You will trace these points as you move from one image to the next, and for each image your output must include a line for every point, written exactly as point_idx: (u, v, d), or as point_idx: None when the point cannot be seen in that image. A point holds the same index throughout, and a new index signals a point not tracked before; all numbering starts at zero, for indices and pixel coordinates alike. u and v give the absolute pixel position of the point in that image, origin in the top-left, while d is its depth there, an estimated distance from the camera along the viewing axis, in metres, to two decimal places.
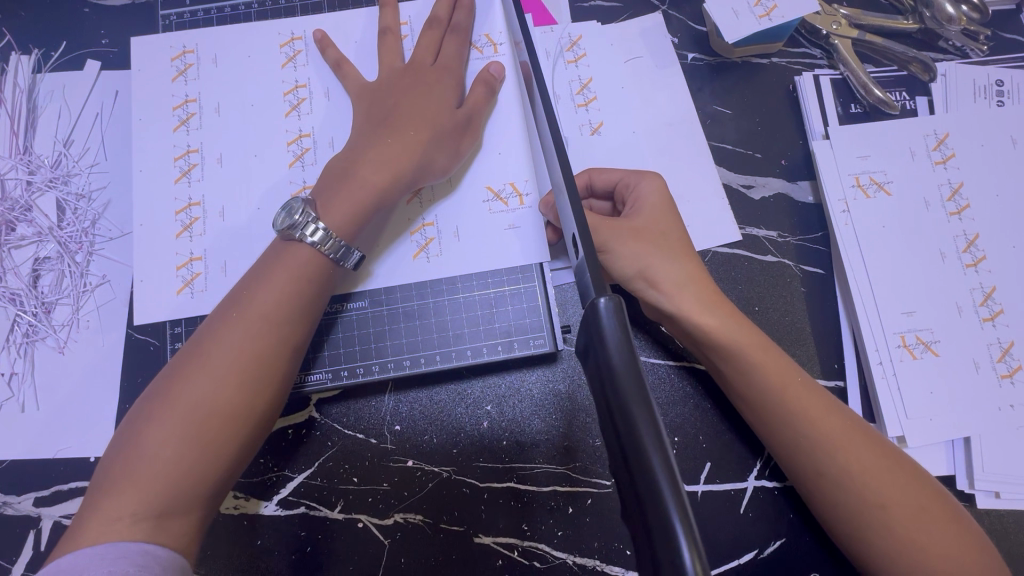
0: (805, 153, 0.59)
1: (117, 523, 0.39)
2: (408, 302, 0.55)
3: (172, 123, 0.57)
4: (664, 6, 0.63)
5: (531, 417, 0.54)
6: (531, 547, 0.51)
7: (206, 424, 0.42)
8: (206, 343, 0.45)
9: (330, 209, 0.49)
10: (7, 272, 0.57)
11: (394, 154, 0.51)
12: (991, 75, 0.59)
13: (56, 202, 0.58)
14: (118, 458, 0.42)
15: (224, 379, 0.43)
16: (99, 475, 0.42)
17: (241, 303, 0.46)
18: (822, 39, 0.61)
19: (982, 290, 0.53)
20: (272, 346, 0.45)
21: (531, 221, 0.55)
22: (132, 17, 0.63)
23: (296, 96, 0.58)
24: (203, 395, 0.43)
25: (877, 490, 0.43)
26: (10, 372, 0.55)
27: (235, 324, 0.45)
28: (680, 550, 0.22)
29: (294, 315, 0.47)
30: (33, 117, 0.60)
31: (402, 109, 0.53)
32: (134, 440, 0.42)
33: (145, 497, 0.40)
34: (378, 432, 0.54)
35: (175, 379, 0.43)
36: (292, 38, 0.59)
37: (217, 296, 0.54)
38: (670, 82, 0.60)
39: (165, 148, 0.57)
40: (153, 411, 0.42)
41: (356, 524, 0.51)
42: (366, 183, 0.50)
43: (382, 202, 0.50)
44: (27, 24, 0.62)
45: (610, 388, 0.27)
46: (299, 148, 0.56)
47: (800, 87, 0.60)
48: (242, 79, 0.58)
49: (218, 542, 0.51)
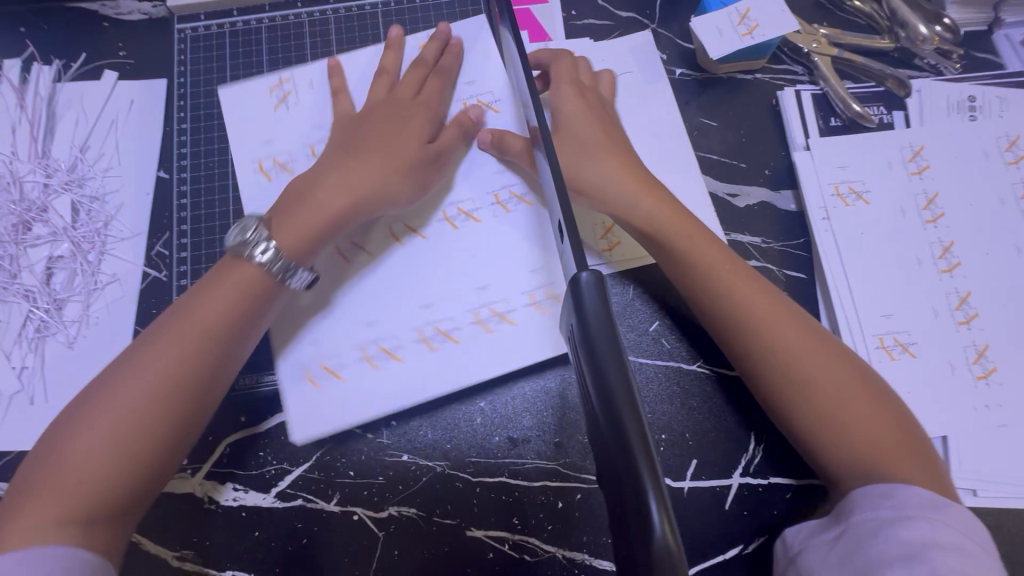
0: (787, 164, 0.62)
1: (38, 527, 0.41)
2: (404, 303, 0.57)
3: (272, 103, 0.60)
4: (654, 25, 0.67)
5: (523, 414, 0.56)
6: (522, 540, 0.52)
7: (132, 429, 0.43)
8: (149, 343, 0.46)
9: (282, 231, 0.51)
10: (22, 270, 0.59)
11: (361, 184, 0.54)
12: (964, 91, 0.62)
13: (71, 204, 0.61)
14: (50, 457, 0.43)
15: (153, 386, 0.44)
16: (38, 463, 0.43)
17: (173, 317, 0.48)
18: (804, 56, 0.64)
19: (957, 295, 0.56)
20: (196, 355, 0.46)
21: (530, 223, 0.60)
22: (149, 31, 0.66)
23: (282, 91, 0.61)
24: (139, 401, 0.44)
25: (798, 366, 0.47)
26: (21, 366, 0.56)
27: (169, 332, 0.47)
28: (650, 504, 0.25)
29: (225, 334, 0.48)
30: (51, 122, 0.63)
31: (375, 141, 0.56)
32: (70, 440, 0.43)
33: (65, 503, 0.41)
34: (374, 427, 0.55)
35: (114, 378, 0.45)
36: (281, 80, 0.61)
37: (443, 363, 0.56)
38: (659, 96, 0.63)
39: (254, 145, 0.59)
40: (94, 413, 0.44)
41: (351, 516, 0.53)
42: (321, 207, 0.52)
43: (338, 229, 0.53)
44: (50, 36, 0.66)
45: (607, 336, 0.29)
46: (273, 165, 0.58)
47: (782, 102, 0.63)
48: (312, 98, 0.60)
49: (216, 533, 0.53)
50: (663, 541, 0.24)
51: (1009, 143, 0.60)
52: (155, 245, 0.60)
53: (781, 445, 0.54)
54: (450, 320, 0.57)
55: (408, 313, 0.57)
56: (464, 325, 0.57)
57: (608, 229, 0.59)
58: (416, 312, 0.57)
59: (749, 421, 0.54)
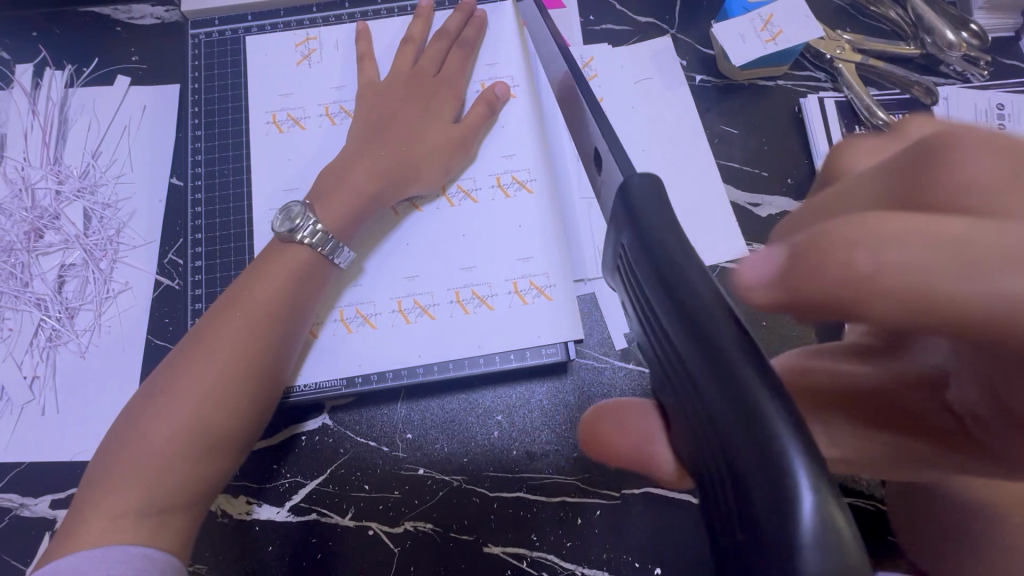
0: (810, 172, 0.60)
1: (119, 520, 0.40)
2: (417, 310, 0.55)
3: (296, 58, 0.61)
4: (673, 30, 0.65)
5: (541, 428, 0.55)
6: (540, 558, 0.51)
7: (206, 412, 0.43)
8: (212, 327, 0.46)
9: (325, 208, 0.52)
10: (34, 278, 0.58)
11: (386, 157, 0.55)
12: (991, 99, 0.61)
13: (83, 211, 0.60)
14: (123, 448, 0.42)
15: (224, 370, 0.44)
16: (109, 458, 0.42)
17: (237, 299, 0.47)
18: (827, 63, 0.63)
19: None
20: (265, 338, 0.46)
21: (534, 208, 0.57)
22: (163, 36, 0.65)
23: (307, 48, 0.62)
24: (211, 387, 0.43)
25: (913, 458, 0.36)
26: (32, 375, 0.56)
27: (239, 313, 0.46)
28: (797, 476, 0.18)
29: (295, 313, 0.48)
30: (64, 129, 0.62)
31: (398, 122, 0.57)
32: (137, 431, 0.42)
33: (147, 492, 0.41)
34: (390, 441, 0.54)
35: (180, 368, 0.44)
36: (307, 39, 0.62)
37: (419, 336, 0.55)
38: (679, 104, 0.62)
39: (270, 98, 0.60)
40: (165, 401, 0.43)
41: (366, 531, 0.52)
42: (357, 188, 0.53)
43: (373, 198, 0.53)
44: (63, 40, 0.65)
45: (673, 306, 0.23)
46: (280, 120, 0.59)
47: (806, 108, 0.62)
48: (334, 69, 0.61)
49: (230, 548, 0.52)
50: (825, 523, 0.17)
51: None
52: (167, 253, 0.59)
53: None
54: (432, 295, 0.56)
55: (389, 283, 0.56)
56: (444, 302, 0.55)
57: None
58: (399, 282, 0.56)
59: None
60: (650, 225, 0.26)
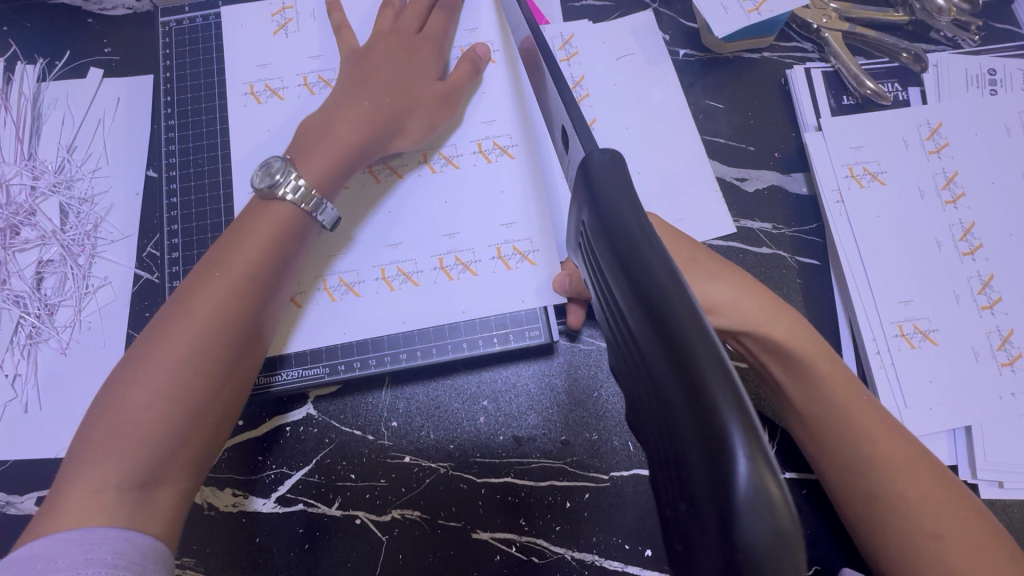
0: (798, 146, 0.59)
1: (97, 495, 0.38)
2: (400, 280, 0.54)
3: (272, 28, 0.60)
4: (655, 4, 0.64)
5: (527, 411, 0.54)
6: (529, 542, 0.51)
7: (183, 383, 0.41)
8: (187, 297, 0.44)
9: (308, 164, 0.49)
10: (12, 275, 0.58)
11: (370, 112, 0.52)
12: (983, 64, 0.59)
13: (59, 206, 0.59)
14: (100, 419, 0.41)
15: (199, 340, 0.43)
16: (84, 433, 0.40)
17: (206, 268, 0.46)
18: (813, 32, 0.61)
19: (980, 279, 0.53)
20: (241, 307, 0.45)
21: (515, 174, 0.56)
22: (135, 26, 0.64)
23: (284, 17, 0.60)
24: (183, 352, 0.42)
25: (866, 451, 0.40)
26: (13, 373, 0.55)
27: (211, 279, 0.45)
28: (736, 454, 0.17)
29: (268, 276, 0.47)
30: (37, 124, 0.62)
31: (380, 76, 0.54)
32: (115, 404, 0.41)
33: (126, 463, 0.39)
34: (375, 428, 0.54)
35: (154, 339, 0.43)
36: (283, 7, 0.60)
37: (404, 303, 0.54)
38: (663, 78, 0.61)
39: (248, 70, 0.59)
40: (136, 370, 0.41)
41: (354, 520, 0.51)
42: (341, 139, 0.50)
43: (353, 154, 0.51)
44: (33, 34, 0.64)
45: (635, 296, 0.21)
46: (258, 92, 0.58)
47: (791, 81, 0.60)
48: (313, 42, 0.59)
49: (216, 539, 0.51)
50: (769, 498, 0.16)
51: None
52: (146, 246, 0.58)
53: None
54: (415, 262, 0.55)
55: (374, 251, 0.55)
56: (428, 269, 0.54)
57: None
58: (381, 250, 0.55)
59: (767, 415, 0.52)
60: (612, 203, 0.24)
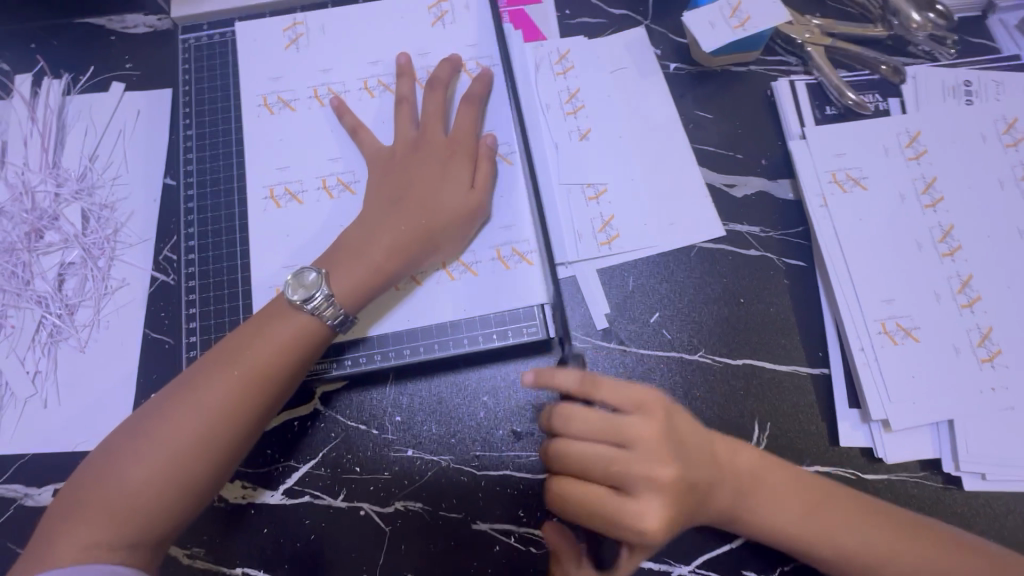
0: (783, 153, 0.62)
1: (90, 551, 0.42)
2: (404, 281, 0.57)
3: (283, 42, 0.63)
4: (647, 20, 0.67)
5: (525, 406, 0.56)
6: (528, 533, 0.52)
7: (182, 467, 0.44)
8: (201, 382, 0.47)
9: (340, 284, 0.51)
10: (35, 276, 0.61)
11: (406, 235, 0.53)
12: (959, 75, 0.62)
13: (81, 211, 0.62)
14: (101, 475, 0.44)
15: (205, 430, 0.45)
16: (93, 480, 0.44)
17: (229, 355, 0.48)
18: (797, 47, 0.65)
19: (959, 278, 0.55)
20: (249, 403, 0.47)
21: (514, 180, 0.59)
22: (156, 44, 0.68)
23: (295, 32, 0.64)
24: (189, 440, 0.45)
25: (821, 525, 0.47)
26: (34, 370, 0.58)
27: (225, 371, 0.47)
28: None
29: (278, 377, 0.48)
30: (61, 134, 0.65)
31: (412, 188, 0.55)
32: (120, 467, 0.44)
33: (117, 527, 0.43)
34: (379, 423, 0.56)
35: (165, 416, 0.46)
36: (294, 24, 0.64)
37: (409, 303, 0.56)
38: (655, 91, 0.64)
39: (262, 83, 0.62)
40: (147, 444, 0.45)
41: (358, 511, 0.53)
42: (373, 262, 0.52)
43: (389, 281, 0.53)
44: (60, 50, 0.68)
45: None
46: (271, 104, 0.62)
47: (776, 92, 0.63)
48: (321, 57, 0.63)
49: (225, 529, 0.53)
50: None
51: (1007, 125, 0.59)
52: (163, 249, 0.61)
53: (787, 434, 0.54)
54: None
55: None
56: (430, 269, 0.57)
57: (607, 222, 0.60)
58: None
59: (749, 409, 0.54)
60: None
